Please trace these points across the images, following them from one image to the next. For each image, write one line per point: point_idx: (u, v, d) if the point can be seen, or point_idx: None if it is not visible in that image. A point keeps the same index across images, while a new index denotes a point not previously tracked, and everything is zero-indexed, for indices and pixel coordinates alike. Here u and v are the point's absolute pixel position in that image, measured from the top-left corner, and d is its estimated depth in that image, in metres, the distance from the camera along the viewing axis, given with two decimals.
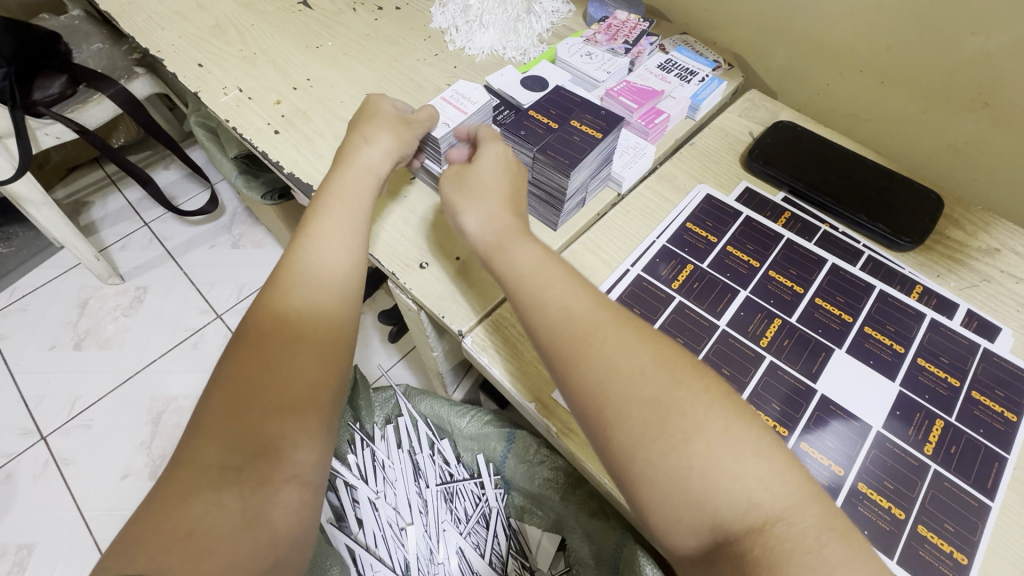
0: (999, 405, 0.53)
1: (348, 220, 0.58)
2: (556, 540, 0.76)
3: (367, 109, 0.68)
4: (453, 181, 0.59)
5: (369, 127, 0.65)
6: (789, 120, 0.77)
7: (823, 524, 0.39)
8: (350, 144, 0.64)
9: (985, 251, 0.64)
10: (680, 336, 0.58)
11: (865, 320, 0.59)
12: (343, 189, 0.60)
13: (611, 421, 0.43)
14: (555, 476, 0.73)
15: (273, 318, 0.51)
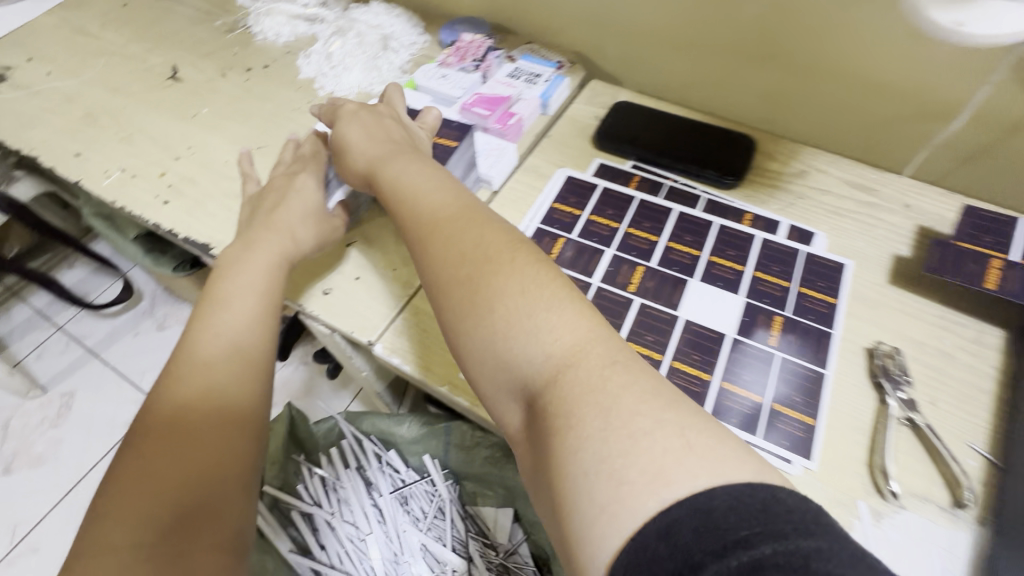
0: (821, 293, 0.65)
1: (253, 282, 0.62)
2: (510, 513, 0.83)
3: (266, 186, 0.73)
4: (342, 147, 0.68)
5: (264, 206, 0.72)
6: (626, 99, 0.88)
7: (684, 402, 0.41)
8: (276, 197, 0.70)
9: (797, 174, 0.77)
10: (648, 334, 0.63)
11: (710, 251, 0.69)
12: (257, 242, 0.65)
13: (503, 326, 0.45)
14: (493, 452, 0.78)
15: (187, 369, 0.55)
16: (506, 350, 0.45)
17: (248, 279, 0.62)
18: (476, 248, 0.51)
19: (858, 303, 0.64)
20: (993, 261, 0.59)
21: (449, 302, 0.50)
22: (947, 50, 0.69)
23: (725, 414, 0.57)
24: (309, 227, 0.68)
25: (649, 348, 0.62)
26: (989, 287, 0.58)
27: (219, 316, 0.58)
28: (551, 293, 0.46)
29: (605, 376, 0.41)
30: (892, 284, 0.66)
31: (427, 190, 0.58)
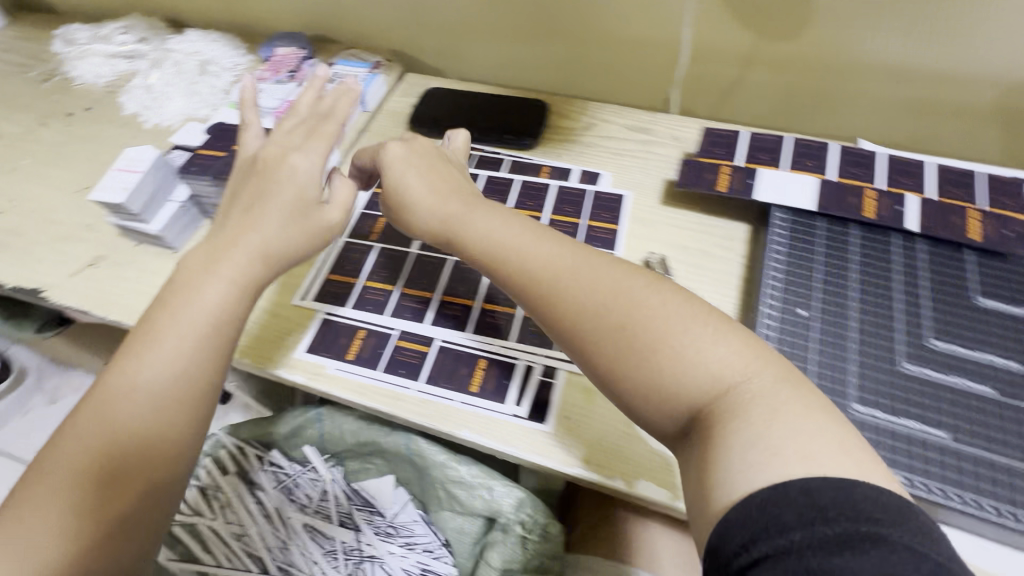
0: (605, 222, 0.75)
1: (190, 320, 0.53)
2: (391, 480, 0.83)
3: (263, 172, 0.63)
4: (399, 181, 0.62)
5: (276, 159, 0.64)
6: (436, 86, 0.96)
7: (751, 353, 0.45)
8: (257, 185, 0.62)
9: (586, 127, 0.88)
10: (461, 284, 0.71)
11: (513, 204, 0.78)
12: (235, 245, 0.57)
13: (655, 351, 0.45)
14: (363, 422, 0.76)
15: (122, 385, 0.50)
16: (673, 372, 0.44)
17: (202, 308, 0.54)
18: (592, 279, 0.50)
19: (636, 224, 0.75)
20: (723, 168, 0.72)
21: (586, 340, 0.48)
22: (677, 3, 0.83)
23: (527, 337, 0.65)
24: (292, 231, 0.60)
25: (461, 297, 0.69)
26: (721, 189, 0.70)
27: (155, 353, 0.51)
28: (707, 322, 0.46)
29: (771, 370, 0.44)
30: (664, 203, 0.77)
31: (518, 234, 0.55)
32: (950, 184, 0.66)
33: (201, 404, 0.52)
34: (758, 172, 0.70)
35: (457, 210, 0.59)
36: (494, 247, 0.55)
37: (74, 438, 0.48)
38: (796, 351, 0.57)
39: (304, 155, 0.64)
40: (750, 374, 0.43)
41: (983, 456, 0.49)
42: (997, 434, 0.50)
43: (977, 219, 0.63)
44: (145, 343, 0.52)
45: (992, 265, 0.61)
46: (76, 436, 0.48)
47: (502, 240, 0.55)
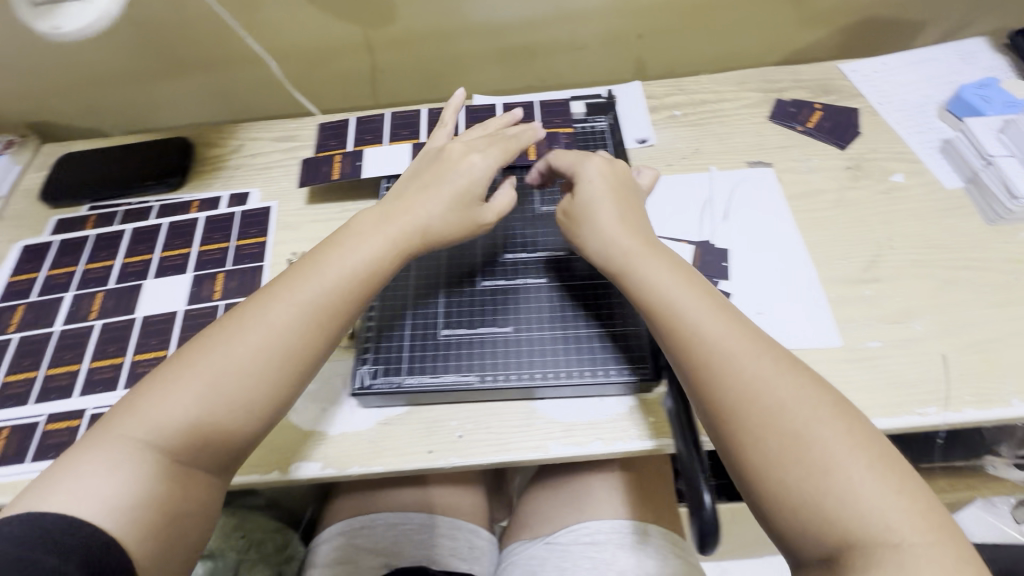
0: (253, 237, 0.78)
1: (234, 359, 0.52)
2: None
3: (439, 171, 0.65)
4: (584, 216, 0.62)
5: (414, 194, 0.63)
6: (73, 150, 0.91)
7: (754, 354, 0.51)
8: (433, 172, 0.65)
9: (236, 149, 0.89)
10: (112, 345, 0.70)
11: (160, 249, 0.78)
12: (396, 216, 0.61)
13: (822, 478, 0.45)
14: None
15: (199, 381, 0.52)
16: (804, 447, 0.46)
17: (370, 249, 0.58)
18: (743, 362, 0.50)
19: (284, 230, 0.79)
20: (335, 158, 0.78)
21: (756, 449, 0.48)
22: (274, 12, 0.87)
23: None
24: (454, 218, 0.62)
25: (111, 357, 0.69)
26: (333, 177, 0.76)
27: (333, 268, 0.57)
28: (903, 492, 0.44)
29: (875, 467, 0.45)
30: (310, 203, 0.81)
31: (673, 289, 0.55)
32: (515, 118, 0.78)
33: (330, 338, 0.56)
34: (363, 153, 0.78)
35: (617, 274, 0.58)
36: (660, 302, 0.55)
37: (261, 320, 0.54)
38: (394, 300, 0.65)
39: (519, 147, 0.68)
40: (932, 548, 0.42)
41: (534, 337, 0.62)
42: (546, 315, 0.63)
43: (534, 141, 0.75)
44: (305, 274, 0.57)
45: (549, 176, 0.74)
46: (290, 301, 0.55)
47: (663, 292, 0.55)
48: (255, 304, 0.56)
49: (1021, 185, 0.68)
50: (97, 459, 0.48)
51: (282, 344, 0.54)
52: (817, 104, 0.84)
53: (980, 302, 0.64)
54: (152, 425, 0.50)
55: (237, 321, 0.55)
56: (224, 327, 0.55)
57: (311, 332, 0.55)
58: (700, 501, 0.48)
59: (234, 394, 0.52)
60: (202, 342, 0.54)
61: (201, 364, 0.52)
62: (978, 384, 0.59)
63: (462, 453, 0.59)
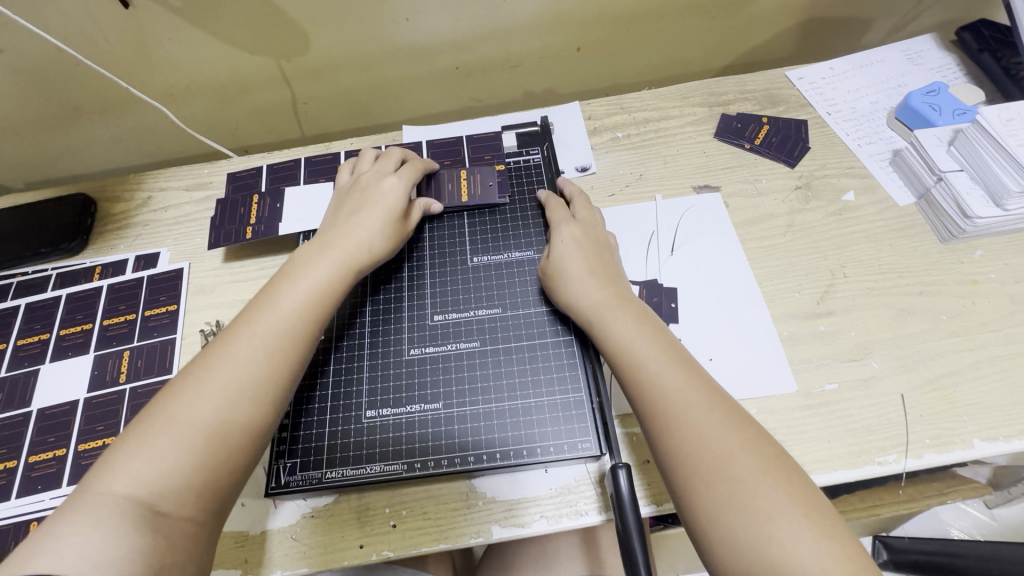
0: (163, 306, 0.71)
1: (229, 380, 0.48)
2: None
3: (366, 195, 0.62)
4: (563, 271, 0.59)
5: (356, 216, 0.60)
6: None
7: (721, 417, 0.47)
8: (359, 198, 0.62)
9: (144, 202, 0.82)
10: (3, 445, 0.63)
11: (59, 326, 0.71)
12: (333, 238, 0.58)
13: (760, 531, 0.41)
14: None
15: (181, 412, 0.46)
16: (749, 494, 0.42)
17: (321, 267, 0.56)
18: (700, 412, 0.47)
19: (197, 295, 0.72)
20: (252, 199, 0.71)
21: (700, 494, 0.44)
22: (173, 51, 0.79)
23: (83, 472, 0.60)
24: (388, 233, 0.61)
25: (3, 460, 0.62)
26: (252, 224, 0.70)
27: (293, 288, 0.54)
28: (843, 548, 0.40)
29: (811, 519, 0.41)
30: (227, 262, 0.74)
31: (637, 338, 0.52)
32: (442, 157, 0.72)
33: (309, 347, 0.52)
34: (284, 193, 0.71)
35: (588, 319, 0.55)
36: (627, 348, 0.52)
37: (234, 350, 0.49)
38: (312, 380, 0.59)
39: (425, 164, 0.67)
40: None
41: (466, 413, 0.57)
42: (480, 386, 0.58)
43: (467, 180, 0.70)
44: (267, 298, 0.53)
45: (481, 220, 0.68)
46: (259, 329, 0.51)
47: (623, 340, 0.53)
48: (224, 336, 0.51)
49: (974, 203, 0.64)
50: (79, 516, 0.41)
51: (261, 361, 0.49)
52: (764, 118, 0.80)
53: (936, 332, 0.61)
54: (132, 476, 0.43)
55: (206, 354, 0.50)
56: (185, 376, 0.49)
57: (291, 345, 0.51)
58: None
59: (224, 418, 0.46)
60: (171, 389, 0.48)
61: (169, 418, 0.46)
62: (938, 425, 0.56)
63: (397, 545, 0.53)
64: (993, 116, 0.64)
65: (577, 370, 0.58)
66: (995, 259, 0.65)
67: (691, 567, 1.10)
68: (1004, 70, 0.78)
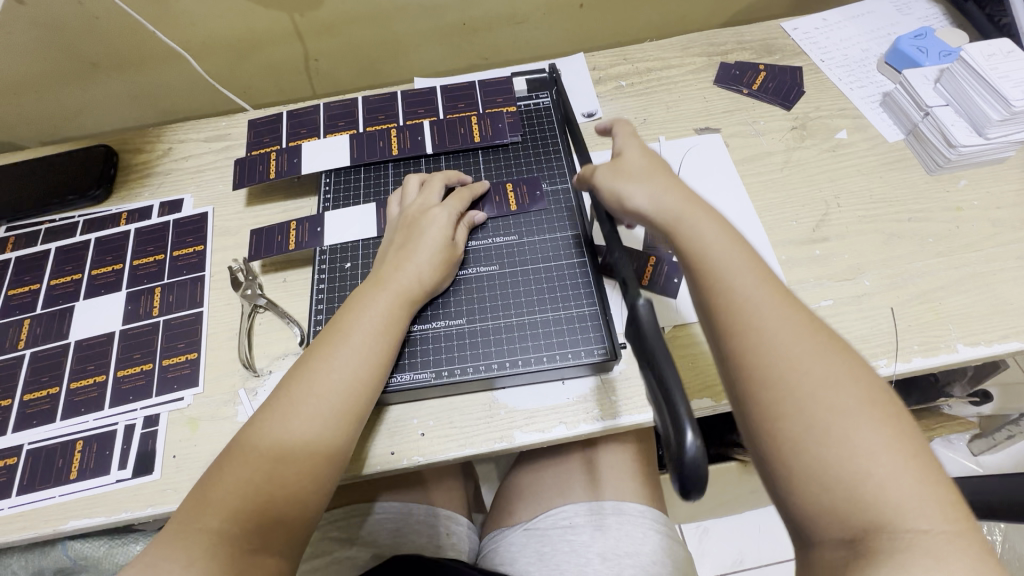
0: (190, 246, 0.74)
1: (305, 412, 0.51)
2: None
3: (411, 225, 0.62)
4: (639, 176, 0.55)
5: (404, 247, 0.60)
6: None
7: (806, 331, 0.44)
8: (405, 233, 0.62)
9: (164, 154, 0.84)
10: (45, 374, 0.66)
11: (90, 267, 0.73)
12: (386, 277, 0.58)
13: (841, 444, 0.40)
14: None
15: (268, 438, 0.50)
16: (841, 413, 0.41)
17: (377, 307, 0.56)
18: (788, 325, 0.44)
19: (222, 236, 0.75)
20: (290, 227, 0.70)
21: (779, 400, 0.42)
22: (191, 5, 0.81)
23: (123, 395, 0.64)
24: (439, 269, 0.60)
25: (46, 387, 0.65)
26: (290, 248, 0.69)
27: (353, 329, 0.55)
28: (922, 467, 0.39)
29: (899, 443, 0.40)
30: (250, 205, 0.77)
31: (725, 249, 0.49)
32: (455, 100, 0.75)
33: (376, 382, 0.54)
34: (323, 217, 0.70)
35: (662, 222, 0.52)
36: (708, 254, 0.49)
37: (310, 386, 0.52)
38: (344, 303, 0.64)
39: (471, 190, 0.66)
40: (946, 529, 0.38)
41: (489, 326, 0.61)
42: (500, 304, 0.62)
43: (514, 190, 0.68)
44: (332, 338, 0.55)
45: (496, 157, 0.72)
46: (330, 367, 0.53)
47: (704, 245, 0.49)
48: (296, 376, 0.53)
49: (958, 132, 0.68)
50: (186, 525, 0.46)
51: (332, 408, 0.51)
52: (761, 65, 0.83)
53: (924, 253, 0.66)
54: (224, 515, 0.46)
55: (279, 391, 0.52)
56: (263, 415, 0.52)
57: (355, 393, 0.53)
58: (685, 435, 0.34)
59: (301, 460, 0.49)
60: (253, 426, 0.51)
61: (251, 457, 0.49)
62: (924, 333, 0.61)
63: (427, 450, 0.57)
64: (976, 52, 0.68)
65: (591, 287, 0.62)
66: (978, 188, 0.70)
67: (692, 511, 1.14)
68: (987, 17, 0.82)
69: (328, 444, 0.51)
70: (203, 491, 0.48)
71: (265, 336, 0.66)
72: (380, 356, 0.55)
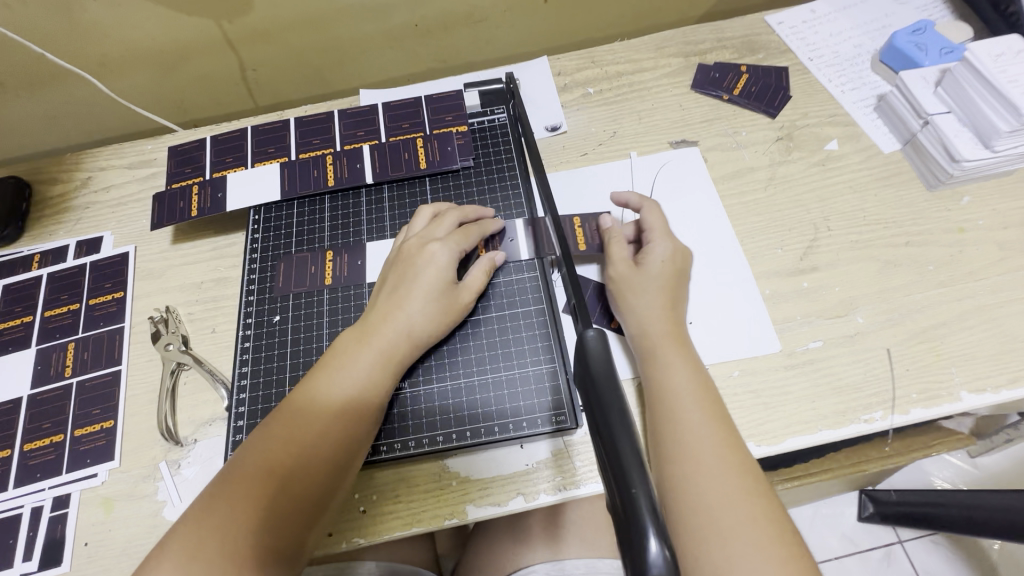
0: (108, 293, 0.66)
1: (283, 473, 0.43)
2: None
3: (411, 260, 0.54)
4: (634, 288, 0.55)
5: (399, 286, 0.52)
6: None
7: (757, 497, 0.43)
8: (400, 270, 0.53)
9: (82, 184, 0.75)
10: None
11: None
12: (373, 330, 0.50)
13: None
14: None
15: (244, 495, 0.42)
16: None
17: (356, 366, 0.48)
18: (739, 494, 0.43)
19: (145, 280, 0.67)
20: (325, 255, 0.61)
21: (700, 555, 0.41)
22: (102, 13, 0.72)
23: (30, 472, 0.57)
24: (436, 321, 0.52)
25: None
26: (325, 282, 0.60)
27: (327, 389, 0.47)
28: None
29: None
30: (176, 243, 0.69)
31: (689, 389, 0.48)
32: (399, 119, 0.67)
33: (363, 438, 0.47)
34: (363, 247, 0.61)
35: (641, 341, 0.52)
36: (686, 393, 0.48)
37: (294, 442, 0.44)
38: (271, 365, 0.56)
39: (478, 218, 0.58)
40: None
41: (441, 387, 0.54)
42: (429, 367, 0.55)
43: (583, 226, 0.63)
44: (301, 399, 0.47)
45: (444, 185, 0.64)
46: (315, 420, 0.45)
47: (681, 385, 0.49)
48: (278, 425, 0.45)
49: (962, 145, 0.60)
50: None
51: (291, 487, 0.43)
52: (743, 66, 0.75)
53: (923, 284, 0.59)
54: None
55: (260, 443, 0.45)
56: (213, 486, 0.43)
57: (318, 470, 0.44)
58: (643, 551, 0.22)
59: (246, 553, 0.40)
60: (202, 501, 0.42)
61: (194, 540, 0.40)
62: (924, 378, 0.54)
63: (367, 531, 0.50)
64: (982, 52, 0.60)
65: (550, 341, 0.55)
66: (983, 205, 0.62)
67: None
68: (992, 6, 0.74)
69: (280, 537, 0.41)
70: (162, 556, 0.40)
71: (191, 400, 0.59)
72: (346, 425, 0.46)
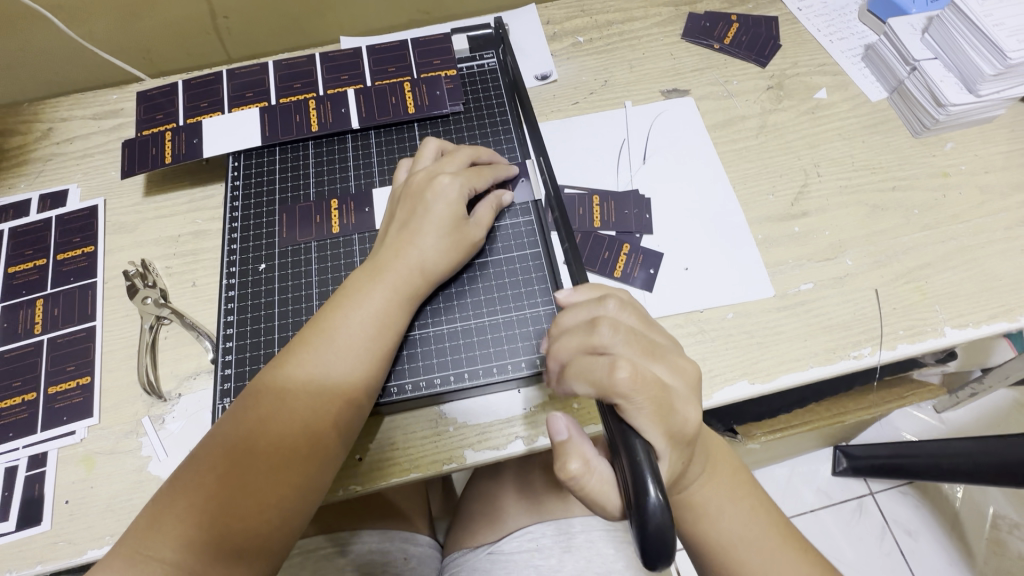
0: (78, 248, 0.63)
1: (297, 402, 0.43)
2: None
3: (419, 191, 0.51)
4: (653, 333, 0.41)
5: (407, 220, 0.50)
6: None
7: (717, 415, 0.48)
8: (409, 205, 0.51)
9: (42, 135, 0.70)
10: None
11: None
12: (384, 265, 0.48)
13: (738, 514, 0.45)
14: None
15: (261, 421, 0.42)
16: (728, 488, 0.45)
17: (369, 304, 0.46)
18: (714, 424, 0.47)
19: (117, 234, 0.63)
20: (330, 205, 0.58)
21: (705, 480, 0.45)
22: None
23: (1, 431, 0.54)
24: (447, 258, 0.50)
25: None
26: (332, 234, 0.57)
27: (340, 327, 0.45)
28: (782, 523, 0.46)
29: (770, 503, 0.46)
30: (148, 196, 0.65)
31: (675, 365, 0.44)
32: (385, 63, 0.64)
33: (376, 373, 0.46)
34: (369, 195, 0.59)
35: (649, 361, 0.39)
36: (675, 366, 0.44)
37: (308, 374, 0.44)
38: (258, 313, 0.54)
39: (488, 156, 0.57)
40: None
41: (439, 331, 0.53)
42: (430, 310, 0.54)
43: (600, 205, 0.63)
44: (313, 337, 0.45)
45: (434, 130, 0.62)
46: (327, 356, 0.44)
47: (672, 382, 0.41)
48: (292, 356, 0.44)
49: (948, 90, 0.61)
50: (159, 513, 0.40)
51: (307, 420, 0.43)
52: (734, 15, 0.74)
53: (909, 227, 0.60)
54: (178, 547, 0.39)
55: (278, 371, 0.44)
56: (230, 418, 0.43)
57: (332, 412, 0.43)
58: (646, 496, 0.32)
59: (263, 481, 0.41)
60: (217, 438, 0.42)
61: (210, 481, 0.40)
62: (910, 316, 0.56)
63: (364, 478, 0.49)
64: None
65: (547, 284, 0.55)
66: (966, 151, 0.64)
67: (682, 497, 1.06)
68: None
69: (298, 466, 0.42)
70: (187, 473, 0.41)
71: (171, 357, 0.56)
72: (364, 358, 0.45)
